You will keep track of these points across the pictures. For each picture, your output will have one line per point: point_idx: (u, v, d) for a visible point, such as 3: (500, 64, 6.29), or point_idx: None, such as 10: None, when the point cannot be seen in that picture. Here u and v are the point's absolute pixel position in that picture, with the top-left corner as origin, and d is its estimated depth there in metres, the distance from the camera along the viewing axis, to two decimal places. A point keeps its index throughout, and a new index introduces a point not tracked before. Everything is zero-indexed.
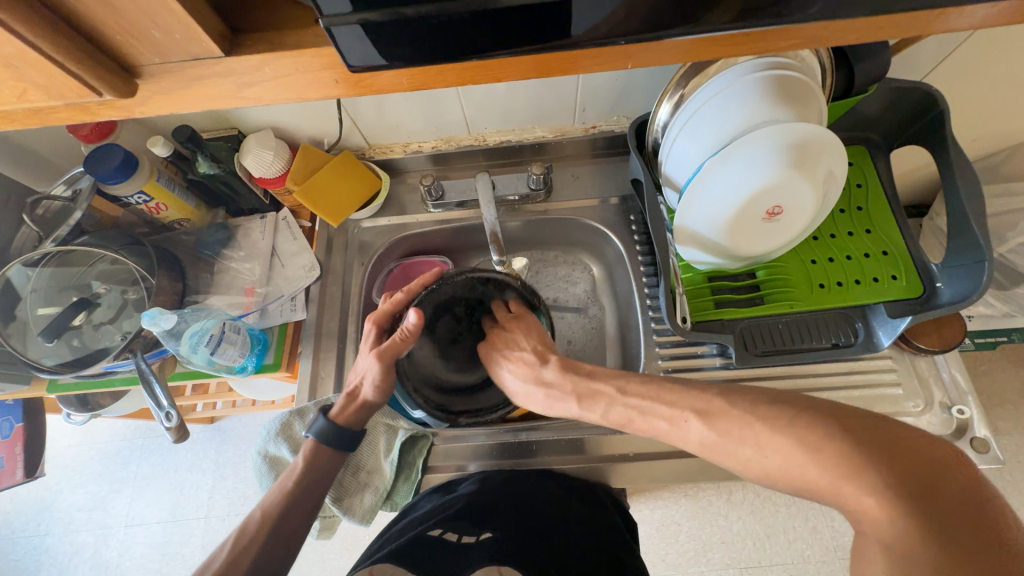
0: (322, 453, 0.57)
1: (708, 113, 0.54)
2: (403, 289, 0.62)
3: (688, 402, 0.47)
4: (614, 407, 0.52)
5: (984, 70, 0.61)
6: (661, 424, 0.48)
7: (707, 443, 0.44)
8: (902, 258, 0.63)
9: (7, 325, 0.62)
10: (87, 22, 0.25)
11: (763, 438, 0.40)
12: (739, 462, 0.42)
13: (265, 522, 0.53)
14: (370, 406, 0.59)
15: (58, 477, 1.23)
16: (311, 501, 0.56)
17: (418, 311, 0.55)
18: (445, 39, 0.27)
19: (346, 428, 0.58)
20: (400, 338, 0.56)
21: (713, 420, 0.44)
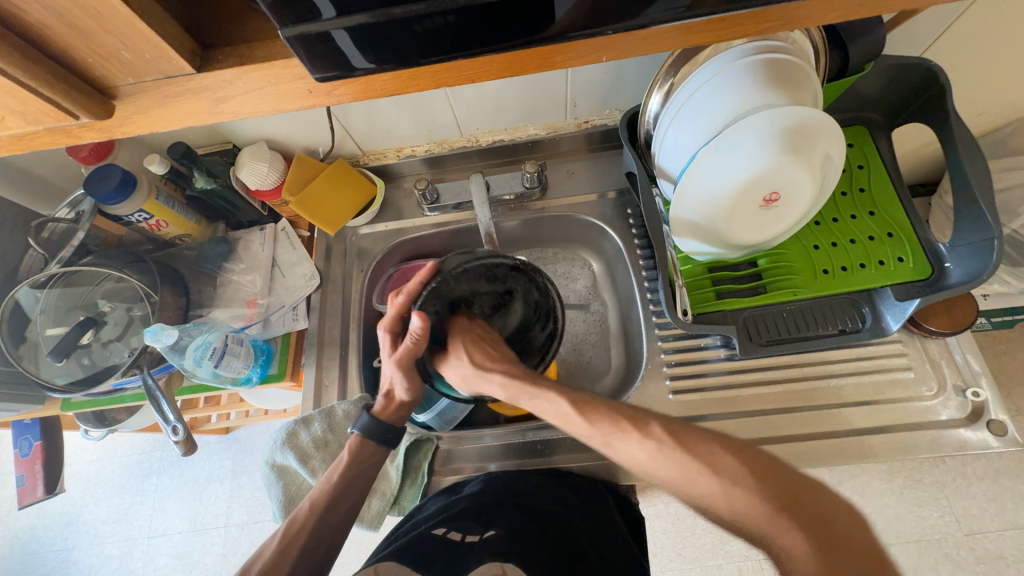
0: (365, 447, 0.59)
1: (699, 101, 0.52)
2: (403, 291, 0.58)
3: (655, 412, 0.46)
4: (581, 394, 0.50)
5: (987, 41, 0.58)
6: (621, 425, 0.46)
7: (661, 451, 0.43)
8: (908, 240, 0.61)
9: (19, 347, 0.64)
10: (59, 47, 0.26)
11: (718, 456, 0.41)
12: (683, 477, 0.41)
13: (311, 515, 0.54)
14: (409, 403, 0.61)
15: (81, 491, 1.26)
16: (354, 494, 0.57)
17: (422, 317, 0.55)
18: (415, 45, 0.26)
19: (391, 424, 0.60)
20: (412, 342, 0.57)
21: (674, 430, 0.44)
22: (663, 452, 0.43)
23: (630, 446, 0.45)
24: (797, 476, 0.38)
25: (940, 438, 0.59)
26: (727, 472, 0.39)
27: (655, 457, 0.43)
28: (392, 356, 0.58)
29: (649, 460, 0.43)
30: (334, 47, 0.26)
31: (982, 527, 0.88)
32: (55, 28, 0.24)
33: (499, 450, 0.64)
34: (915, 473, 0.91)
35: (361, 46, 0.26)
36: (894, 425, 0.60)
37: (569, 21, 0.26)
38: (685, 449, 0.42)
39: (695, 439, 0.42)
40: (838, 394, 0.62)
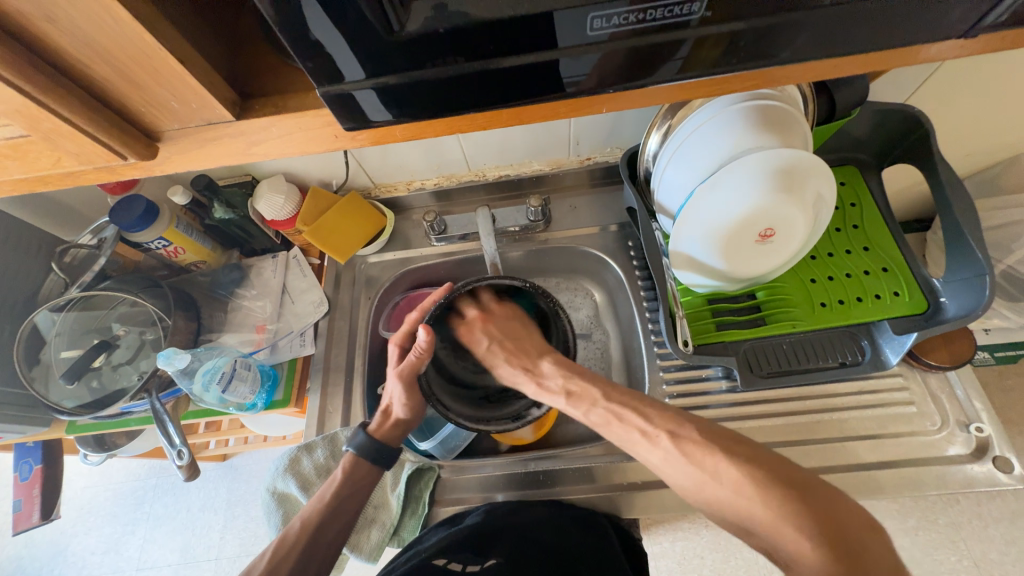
0: (361, 465, 0.60)
1: (696, 141, 0.56)
2: (416, 309, 0.65)
3: (666, 423, 0.51)
4: (597, 408, 0.56)
5: (966, 90, 0.62)
6: (636, 436, 0.52)
7: (669, 460, 0.49)
8: (903, 275, 0.63)
9: (32, 368, 0.65)
10: (116, 97, 0.28)
11: (721, 468, 0.46)
12: (690, 483, 0.47)
13: (303, 533, 0.55)
14: (408, 421, 0.64)
15: (73, 519, 1.24)
16: (348, 513, 0.58)
17: (428, 330, 0.60)
18: (435, 102, 0.29)
19: (387, 444, 0.61)
20: (415, 356, 0.61)
21: (680, 441, 0.49)
22: (673, 461, 0.49)
23: (649, 456, 0.51)
24: (798, 472, 0.44)
25: (947, 475, 0.58)
26: (730, 484, 0.45)
27: (666, 465, 0.49)
28: (395, 369, 0.63)
29: (663, 466, 0.49)
30: (364, 103, 0.29)
31: (1001, 572, 0.85)
32: (117, 83, 0.28)
33: (502, 480, 0.63)
34: (928, 513, 0.88)
35: (386, 101, 0.29)
36: (899, 460, 0.59)
37: (573, 80, 0.29)
38: (691, 459, 0.48)
39: (699, 449, 0.48)
40: (841, 428, 0.62)
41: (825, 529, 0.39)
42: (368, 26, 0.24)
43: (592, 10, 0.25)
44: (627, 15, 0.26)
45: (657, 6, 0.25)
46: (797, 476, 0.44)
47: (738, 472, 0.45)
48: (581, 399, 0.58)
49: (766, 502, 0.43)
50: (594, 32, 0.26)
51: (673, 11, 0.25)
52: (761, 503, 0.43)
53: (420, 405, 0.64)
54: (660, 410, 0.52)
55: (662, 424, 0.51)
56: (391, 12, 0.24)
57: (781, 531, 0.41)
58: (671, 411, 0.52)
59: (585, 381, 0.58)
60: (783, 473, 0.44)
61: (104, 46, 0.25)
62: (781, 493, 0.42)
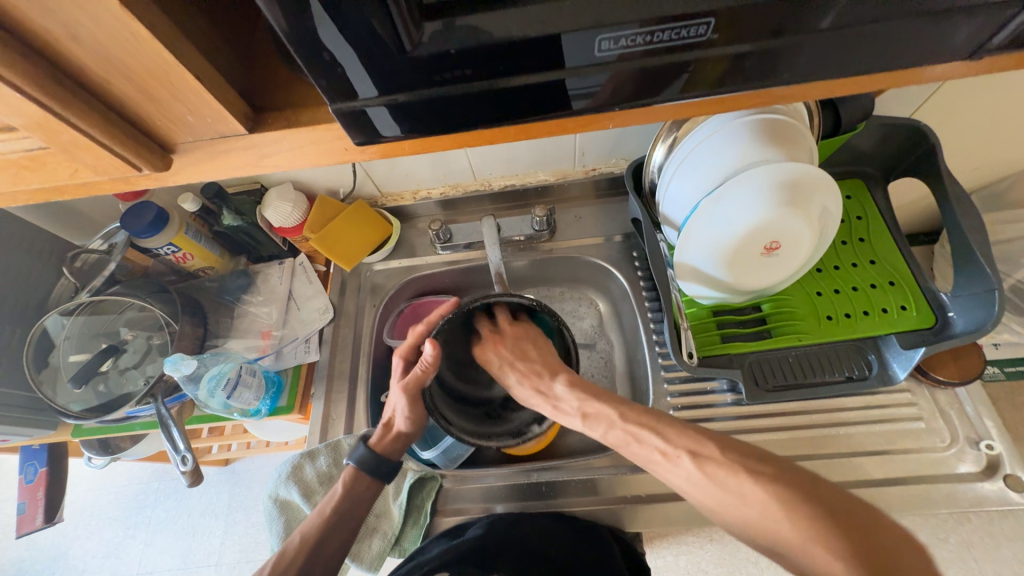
0: (360, 481, 0.59)
1: (702, 154, 0.56)
2: (425, 322, 0.65)
3: (684, 441, 0.51)
4: (613, 430, 0.56)
5: (972, 105, 0.62)
6: (655, 456, 0.52)
7: (694, 480, 0.48)
8: (910, 288, 0.63)
9: (41, 371, 0.66)
10: (133, 110, 0.29)
11: (746, 489, 0.45)
12: (716, 503, 0.47)
13: (301, 549, 0.55)
14: (408, 435, 0.63)
15: (75, 523, 1.24)
16: (346, 530, 0.57)
17: (434, 344, 0.60)
18: (446, 117, 0.30)
19: (387, 458, 0.61)
20: (421, 369, 0.62)
21: (703, 462, 0.49)
22: (697, 481, 0.48)
23: (672, 475, 0.50)
24: (834, 493, 0.43)
25: (957, 493, 0.57)
26: (756, 505, 0.44)
27: (690, 485, 0.49)
28: (400, 382, 0.63)
29: (687, 487, 0.49)
30: (376, 119, 0.29)
31: None
32: (135, 97, 0.28)
33: (504, 490, 0.63)
34: (938, 531, 0.86)
35: (398, 117, 0.29)
36: (908, 477, 0.58)
37: (581, 97, 0.29)
38: (715, 481, 0.47)
39: (723, 470, 0.47)
40: (849, 443, 0.61)
41: (863, 550, 0.38)
42: (382, 46, 0.25)
43: (600, 32, 0.26)
44: (634, 38, 0.26)
45: (664, 28, 0.26)
46: (826, 493, 0.43)
47: (765, 494, 0.44)
48: (601, 407, 0.57)
49: (794, 523, 0.42)
50: (602, 53, 0.27)
51: (680, 32, 0.26)
52: (789, 520, 0.42)
53: (423, 419, 0.63)
54: (679, 429, 0.52)
55: (681, 443, 0.50)
56: (404, 33, 0.25)
57: (808, 551, 0.40)
58: (691, 428, 0.52)
59: (599, 402, 0.58)
60: (812, 491, 0.44)
61: (124, 62, 0.26)
62: (808, 509, 0.42)
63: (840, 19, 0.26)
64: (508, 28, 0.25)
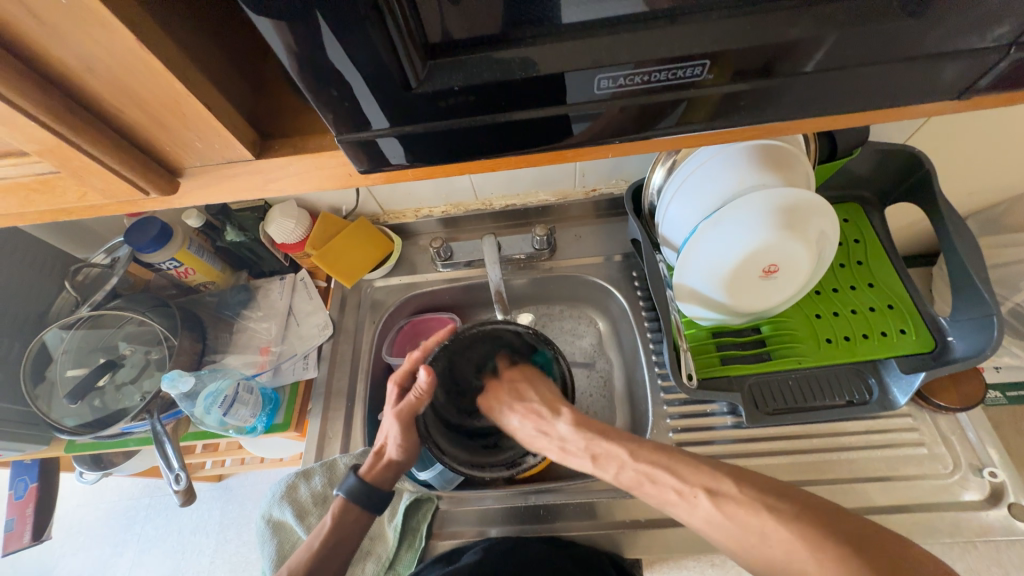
0: (349, 511, 0.58)
1: (700, 178, 0.57)
2: (420, 348, 0.65)
3: (700, 478, 0.50)
4: (625, 470, 0.54)
5: (965, 133, 0.64)
6: (671, 496, 0.51)
7: (712, 521, 0.48)
8: (909, 312, 0.63)
9: (37, 386, 0.66)
10: (142, 136, 0.30)
11: (767, 528, 0.45)
12: (737, 541, 0.46)
13: None
14: (399, 463, 0.61)
15: (63, 539, 1.21)
16: (337, 563, 0.56)
17: (429, 370, 0.60)
18: (449, 147, 0.30)
19: (376, 487, 0.59)
20: (415, 396, 0.61)
21: (720, 500, 0.48)
22: (715, 518, 0.48)
23: (690, 513, 0.50)
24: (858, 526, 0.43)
25: (961, 521, 0.56)
26: (780, 543, 0.44)
27: (709, 525, 0.48)
28: (393, 408, 0.62)
29: (705, 526, 0.49)
30: (382, 147, 0.30)
31: None
32: (147, 125, 0.29)
33: (502, 513, 0.62)
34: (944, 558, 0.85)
35: (403, 146, 0.30)
36: (912, 504, 0.58)
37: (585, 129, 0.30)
38: (735, 521, 0.47)
39: (740, 508, 0.47)
40: (851, 469, 0.60)
41: None
42: (388, 83, 0.26)
43: (599, 72, 0.27)
44: (632, 77, 0.27)
45: (661, 68, 0.26)
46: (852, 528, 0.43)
47: (788, 532, 0.44)
48: (618, 449, 0.56)
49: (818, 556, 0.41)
50: (601, 91, 0.28)
51: (676, 72, 0.27)
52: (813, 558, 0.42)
53: (415, 449, 0.62)
54: (693, 467, 0.51)
55: (698, 482, 0.50)
56: (410, 71, 0.26)
57: None
58: (704, 463, 0.51)
59: (609, 442, 0.57)
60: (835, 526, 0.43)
61: (138, 92, 0.27)
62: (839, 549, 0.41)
63: (831, 61, 0.27)
64: (510, 67, 0.26)
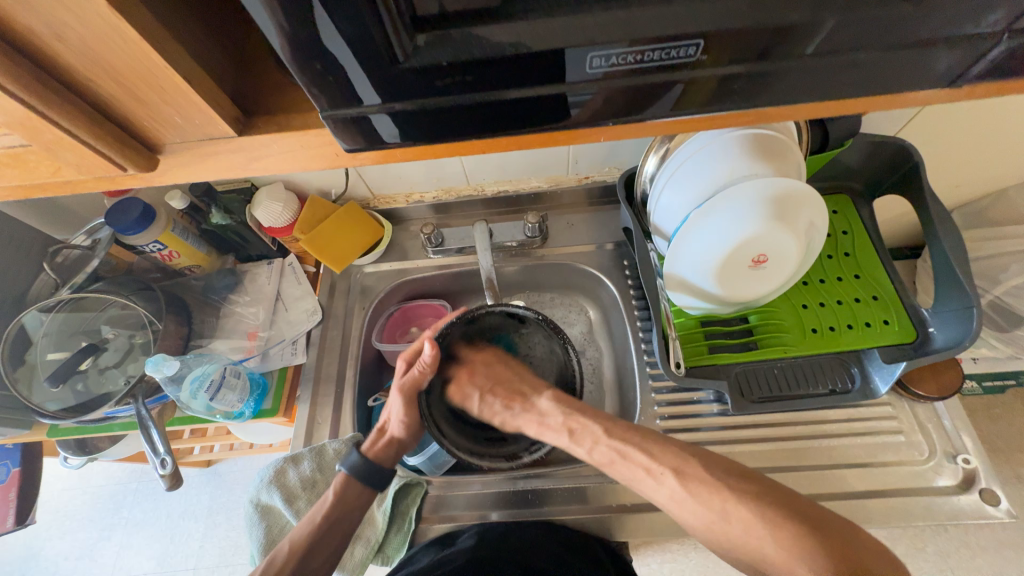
0: (352, 487, 0.59)
1: (692, 167, 0.57)
2: (430, 327, 0.67)
3: (668, 458, 0.51)
4: (600, 446, 0.55)
5: (955, 125, 0.64)
6: (640, 473, 0.52)
7: (677, 498, 0.49)
8: (892, 303, 0.64)
9: (16, 369, 0.64)
10: (119, 110, 0.29)
11: (729, 509, 0.47)
12: (700, 521, 0.48)
13: (291, 556, 0.55)
14: (400, 441, 0.63)
15: (48, 523, 1.20)
16: (338, 536, 0.56)
17: (433, 344, 0.61)
18: (439, 126, 0.30)
19: (379, 463, 0.60)
20: (419, 370, 0.63)
21: (686, 479, 0.49)
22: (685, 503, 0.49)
23: (653, 490, 0.51)
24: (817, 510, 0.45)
25: (934, 505, 0.58)
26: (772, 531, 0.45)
27: (672, 502, 0.50)
28: (398, 384, 0.64)
29: (669, 503, 0.50)
30: (370, 125, 0.29)
31: None
32: (123, 99, 0.28)
33: (491, 498, 0.63)
34: (918, 541, 0.88)
35: (393, 125, 0.29)
36: (889, 490, 0.59)
37: (582, 110, 0.30)
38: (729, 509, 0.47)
39: (706, 490, 0.48)
40: (831, 455, 0.62)
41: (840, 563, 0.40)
42: (375, 55, 0.25)
43: (591, 49, 0.26)
44: (625, 56, 0.26)
45: (655, 48, 0.26)
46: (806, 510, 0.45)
47: (748, 512, 0.46)
48: (591, 422, 0.57)
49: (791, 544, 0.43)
50: (593, 70, 0.27)
51: (670, 53, 0.26)
52: (787, 543, 0.43)
53: (417, 424, 0.63)
54: (663, 447, 0.52)
55: (665, 461, 0.51)
56: (397, 44, 0.25)
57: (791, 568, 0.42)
58: (675, 445, 0.53)
59: (586, 416, 0.58)
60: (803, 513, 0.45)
61: (112, 63, 0.25)
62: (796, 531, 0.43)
63: (826, 46, 0.26)
64: (502, 42, 0.25)
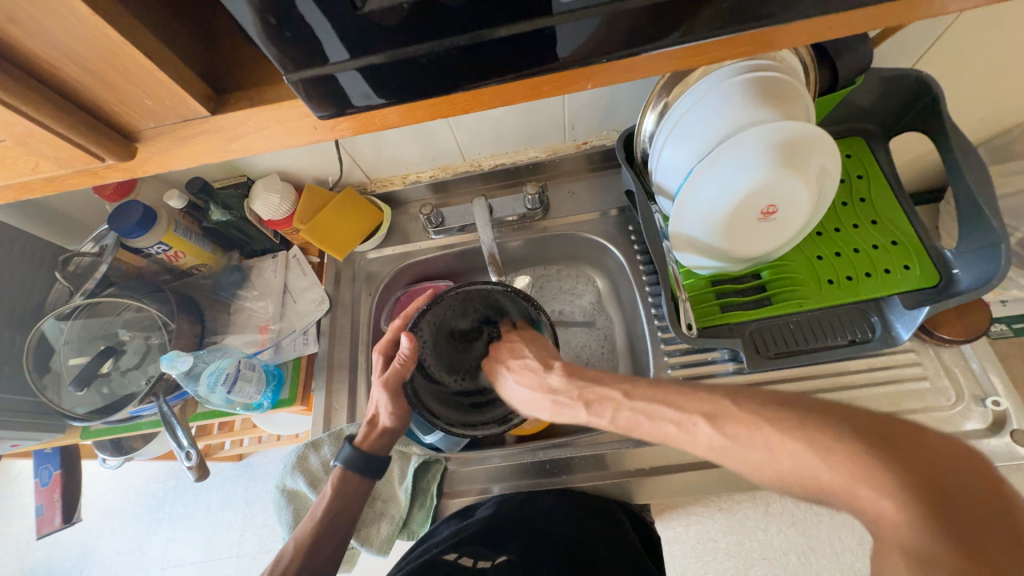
0: (349, 481, 0.59)
1: (693, 119, 0.54)
2: (401, 315, 0.66)
3: (698, 405, 0.46)
4: (621, 411, 0.52)
5: (978, 49, 0.59)
6: (669, 429, 0.47)
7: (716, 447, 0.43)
8: (914, 248, 0.61)
9: (42, 377, 0.66)
10: (87, 96, 0.28)
11: (774, 442, 0.40)
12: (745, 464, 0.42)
13: (296, 554, 0.56)
14: (394, 430, 0.62)
15: (98, 521, 1.27)
16: (340, 529, 0.57)
17: (411, 337, 0.59)
18: (416, 79, 0.28)
19: (373, 454, 0.60)
20: (401, 363, 0.61)
21: (721, 424, 0.43)
22: None
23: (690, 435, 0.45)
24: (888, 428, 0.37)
25: None
26: None
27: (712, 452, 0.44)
28: (381, 378, 0.62)
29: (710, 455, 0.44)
30: (344, 84, 0.28)
31: None
32: (90, 84, 0.27)
33: (510, 470, 0.63)
34: None
35: (368, 83, 0.28)
36: None
37: (568, 51, 0.28)
38: None
39: (744, 428, 0.42)
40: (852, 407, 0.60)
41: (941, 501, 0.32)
42: (333, 2, 0.24)
43: None
44: None
45: None
46: (869, 420, 0.37)
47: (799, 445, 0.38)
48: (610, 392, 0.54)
49: None
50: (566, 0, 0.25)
51: None
52: None
53: (408, 413, 0.62)
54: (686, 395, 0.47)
55: (694, 409, 0.46)
56: None
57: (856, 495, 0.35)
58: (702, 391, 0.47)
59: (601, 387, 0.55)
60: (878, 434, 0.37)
61: (72, 47, 0.25)
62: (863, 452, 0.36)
63: None
64: None
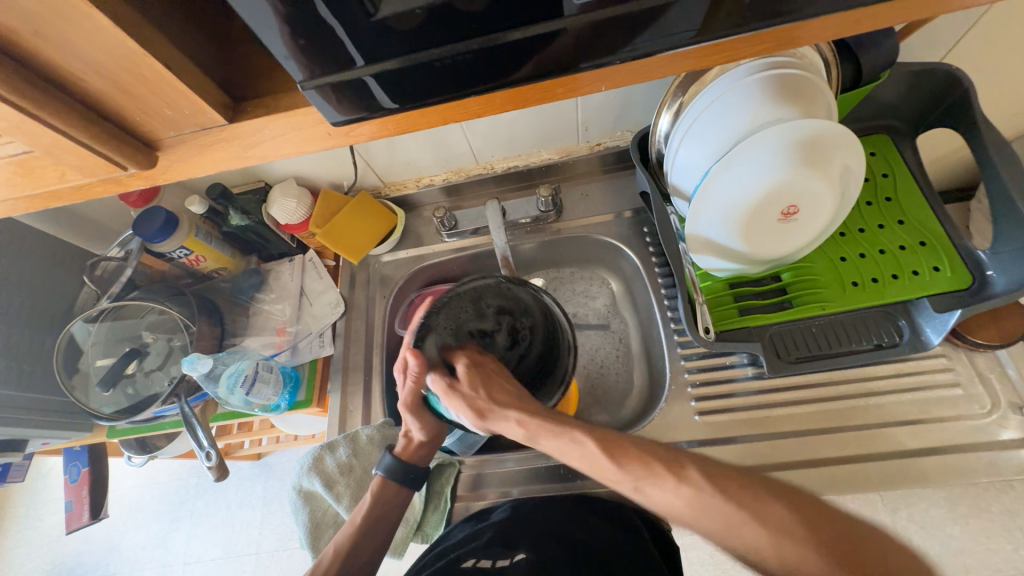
0: (389, 488, 0.60)
1: (709, 119, 0.53)
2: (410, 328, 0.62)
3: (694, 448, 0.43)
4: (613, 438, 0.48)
5: (1012, 41, 0.57)
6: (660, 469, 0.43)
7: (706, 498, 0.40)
8: (944, 249, 0.59)
9: (72, 377, 0.69)
10: (110, 107, 0.29)
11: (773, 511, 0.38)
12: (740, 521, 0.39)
13: (336, 557, 0.56)
14: (431, 442, 0.62)
15: (123, 517, 1.31)
16: (380, 534, 0.58)
17: (416, 355, 0.58)
18: (428, 83, 0.28)
19: (415, 466, 0.61)
20: (413, 382, 0.60)
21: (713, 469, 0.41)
22: None
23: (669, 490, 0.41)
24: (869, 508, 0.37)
25: (998, 461, 0.54)
26: None
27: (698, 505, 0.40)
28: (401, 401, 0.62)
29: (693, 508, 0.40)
30: (357, 89, 0.28)
31: None
32: (113, 95, 0.28)
33: (524, 474, 0.63)
34: None
35: (381, 88, 0.28)
36: (945, 446, 0.56)
37: (581, 51, 0.28)
38: None
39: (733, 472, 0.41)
40: (879, 414, 0.58)
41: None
42: (344, 9, 0.24)
43: None
44: None
45: None
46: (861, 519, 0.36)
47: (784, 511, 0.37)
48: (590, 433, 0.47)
49: None
50: None
51: None
52: None
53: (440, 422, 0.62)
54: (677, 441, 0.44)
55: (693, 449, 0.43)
56: None
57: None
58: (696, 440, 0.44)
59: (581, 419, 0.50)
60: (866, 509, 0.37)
61: (95, 59, 0.26)
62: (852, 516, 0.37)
63: None
64: None
